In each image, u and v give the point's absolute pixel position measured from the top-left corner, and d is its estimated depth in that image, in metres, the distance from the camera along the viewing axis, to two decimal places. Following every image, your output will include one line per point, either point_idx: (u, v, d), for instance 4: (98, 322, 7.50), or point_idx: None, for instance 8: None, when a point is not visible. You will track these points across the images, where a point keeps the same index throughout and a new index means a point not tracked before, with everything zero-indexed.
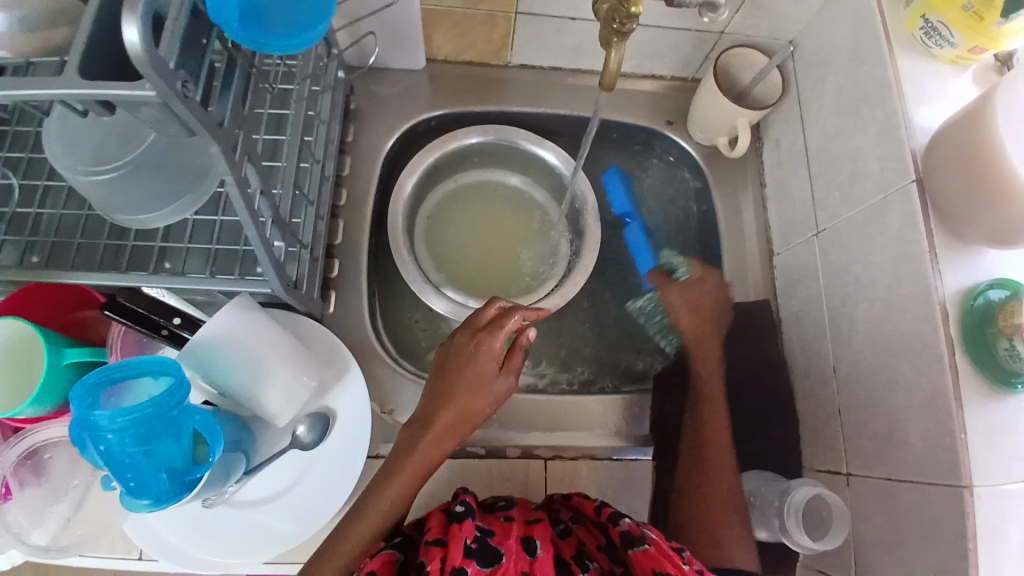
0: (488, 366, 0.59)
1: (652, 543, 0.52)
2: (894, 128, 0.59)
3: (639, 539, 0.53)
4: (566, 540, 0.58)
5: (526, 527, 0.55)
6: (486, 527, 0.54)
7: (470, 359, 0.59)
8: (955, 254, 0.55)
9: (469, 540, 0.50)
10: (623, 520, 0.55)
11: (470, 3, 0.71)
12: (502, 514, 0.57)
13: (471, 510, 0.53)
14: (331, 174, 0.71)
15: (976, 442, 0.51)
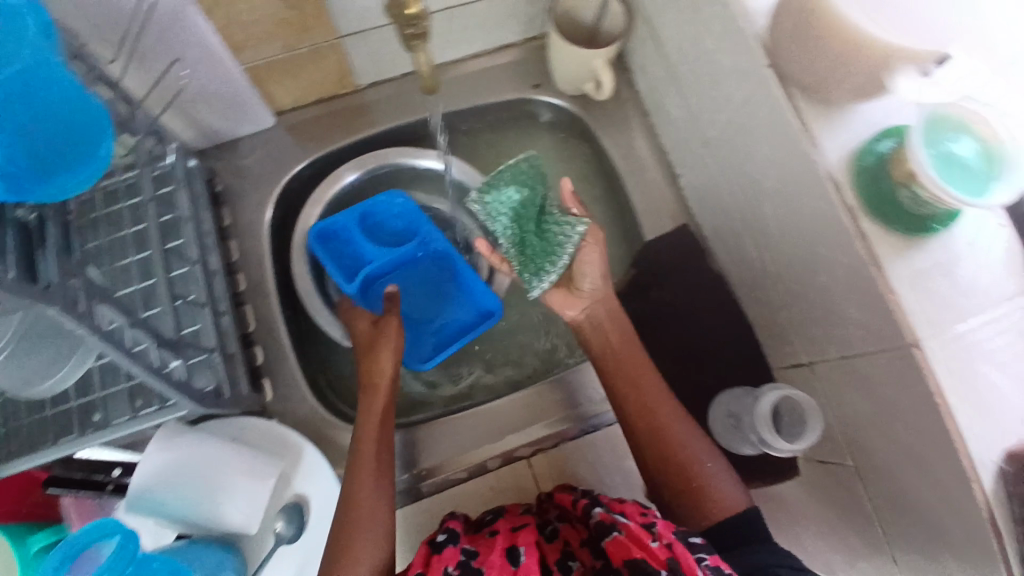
0: (388, 356, 0.66)
1: (623, 527, 0.53)
2: (734, 18, 0.57)
3: (612, 527, 0.54)
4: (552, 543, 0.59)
5: (511, 537, 0.57)
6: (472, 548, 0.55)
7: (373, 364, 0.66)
8: (831, 122, 0.54)
9: (449, 567, 0.51)
10: (595, 511, 0.57)
11: (289, 45, 0.67)
12: (488, 531, 0.59)
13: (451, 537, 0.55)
14: (218, 267, 0.69)
15: (910, 297, 0.50)
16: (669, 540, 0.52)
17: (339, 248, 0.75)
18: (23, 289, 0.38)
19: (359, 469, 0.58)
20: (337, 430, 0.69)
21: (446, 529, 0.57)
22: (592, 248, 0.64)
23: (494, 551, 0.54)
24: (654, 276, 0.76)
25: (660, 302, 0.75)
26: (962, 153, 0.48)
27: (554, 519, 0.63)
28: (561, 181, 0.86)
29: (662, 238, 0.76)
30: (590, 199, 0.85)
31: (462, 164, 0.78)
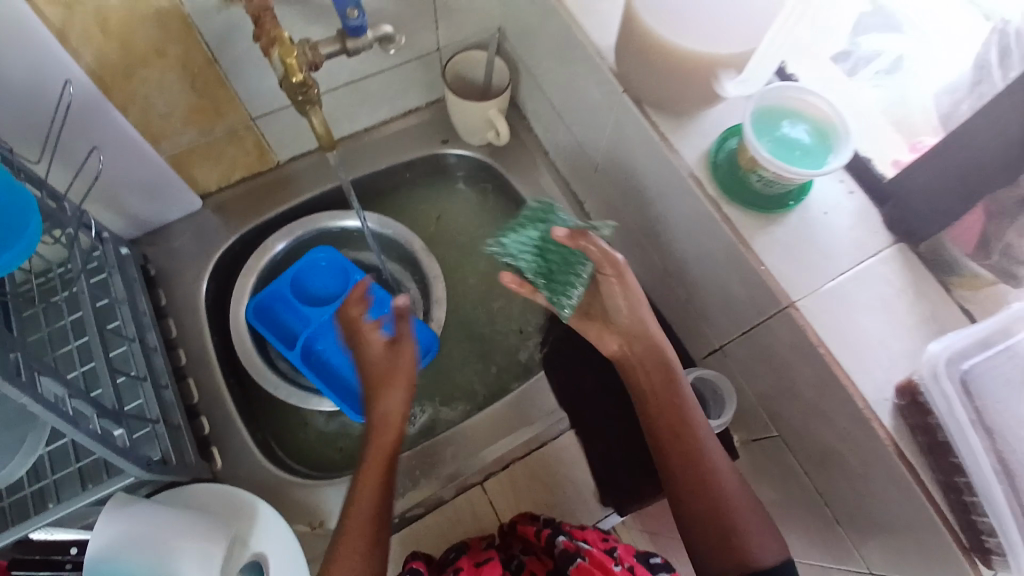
0: (393, 404, 0.59)
1: (586, 555, 0.56)
2: (590, 56, 0.66)
3: (575, 555, 0.57)
4: None
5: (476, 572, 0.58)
6: None
7: (381, 408, 0.59)
8: (685, 130, 0.62)
9: None
10: (558, 540, 0.59)
11: (205, 131, 0.73)
12: (452, 569, 0.60)
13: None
14: (157, 344, 0.71)
15: (780, 266, 0.58)
16: (629, 564, 0.57)
17: (277, 314, 0.79)
18: None
19: (351, 533, 0.55)
20: (292, 485, 0.70)
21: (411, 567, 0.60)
22: (614, 283, 0.61)
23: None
24: None
25: None
26: (797, 136, 0.57)
27: (518, 553, 0.65)
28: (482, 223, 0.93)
29: None
30: None
31: (378, 217, 0.85)
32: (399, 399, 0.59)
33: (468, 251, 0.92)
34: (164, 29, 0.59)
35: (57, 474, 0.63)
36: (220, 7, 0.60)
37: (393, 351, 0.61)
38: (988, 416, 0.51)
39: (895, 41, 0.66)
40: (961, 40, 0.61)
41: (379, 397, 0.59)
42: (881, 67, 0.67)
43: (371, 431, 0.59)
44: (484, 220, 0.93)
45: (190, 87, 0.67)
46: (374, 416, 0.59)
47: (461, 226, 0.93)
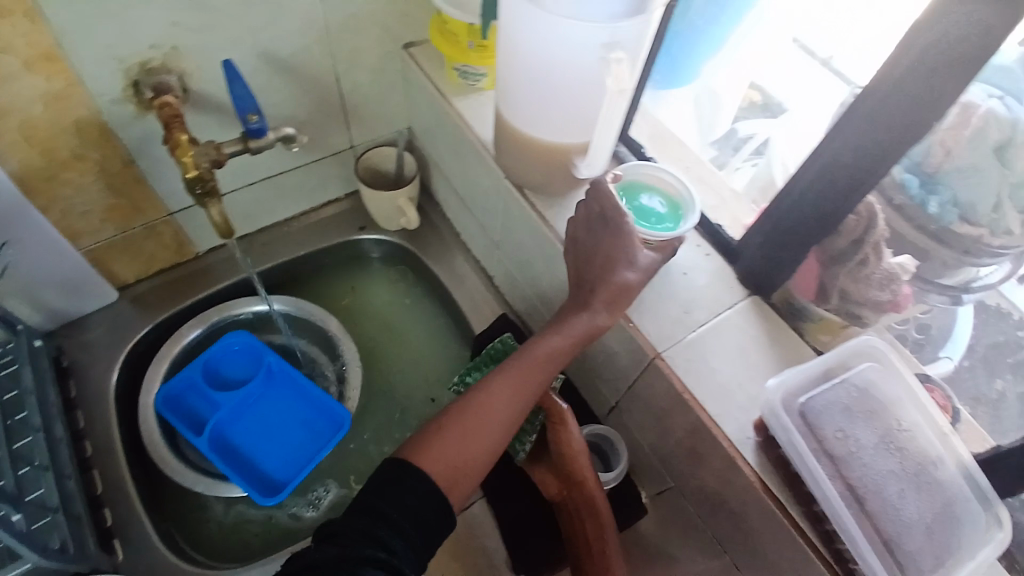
0: (568, 346, 0.60)
1: None
2: (477, 150, 0.76)
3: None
4: None
5: None
6: None
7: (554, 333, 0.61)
8: (558, 209, 0.72)
9: None
10: None
11: (124, 227, 0.78)
12: None
13: None
14: (63, 435, 0.72)
15: (645, 322, 0.65)
16: None
17: (189, 401, 0.81)
18: None
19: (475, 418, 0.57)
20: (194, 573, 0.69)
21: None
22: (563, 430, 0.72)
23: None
24: None
25: None
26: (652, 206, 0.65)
27: None
28: (401, 303, 0.98)
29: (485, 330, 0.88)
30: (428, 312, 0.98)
31: (287, 299, 0.90)
32: (566, 347, 0.60)
33: (387, 328, 0.96)
34: (83, 137, 0.67)
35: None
36: (136, 116, 0.68)
37: (544, 341, 0.61)
38: (828, 444, 0.57)
39: (767, 125, 0.74)
40: (824, 100, 0.65)
41: (558, 334, 0.61)
42: (753, 148, 0.76)
43: (540, 354, 0.60)
44: (402, 298, 0.98)
45: (109, 187, 0.73)
46: (547, 338, 0.61)
47: (381, 306, 0.98)
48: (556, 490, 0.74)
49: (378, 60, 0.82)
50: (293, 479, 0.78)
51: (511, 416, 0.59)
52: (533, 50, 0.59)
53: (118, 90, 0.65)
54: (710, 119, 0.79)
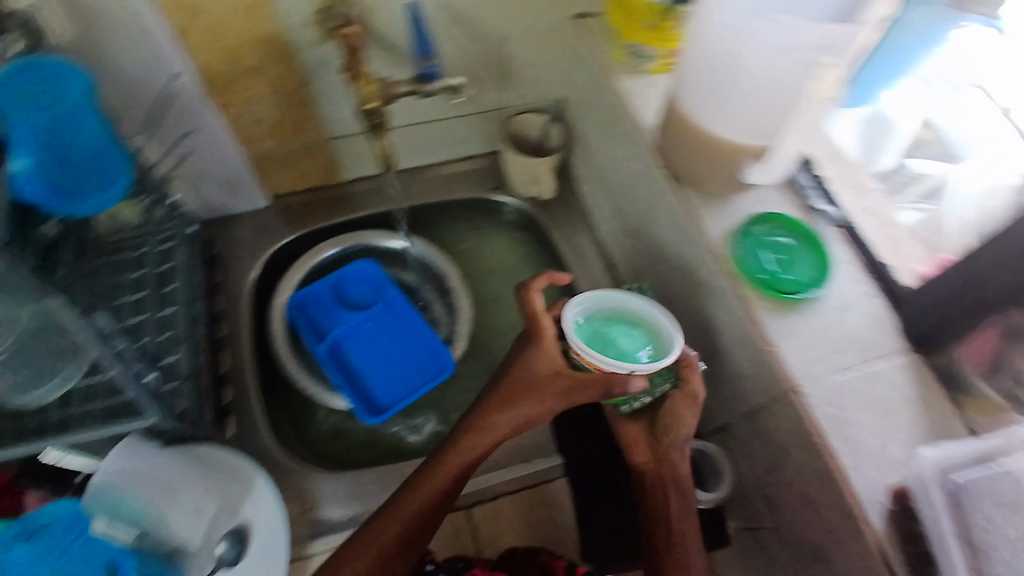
0: (542, 376, 0.63)
1: None
2: (636, 132, 0.73)
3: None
4: None
5: None
6: None
7: (521, 369, 0.64)
8: (716, 208, 0.67)
9: None
10: None
11: (287, 141, 0.83)
12: None
13: None
14: (202, 314, 0.77)
15: (787, 349, 0.60)
16: None
17: (312, 313, 0.85)
18: None
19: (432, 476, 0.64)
20: (290, 470, 0.73)
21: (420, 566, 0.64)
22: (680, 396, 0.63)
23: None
24: None
25: None
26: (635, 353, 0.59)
27: None
28: (518, 269, 0.97)
29: None
30: None
31: (423, 242, 0.92)
32: (546, 371, 0.63)
33: (498, 290, 0.96)
34: (268, 51, 0.69)
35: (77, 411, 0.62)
36: (314, 42, 0.71)
37: (546, 356, 0.63)
38: (975, 532, 0.50)
39: (944, 168, 0.65)
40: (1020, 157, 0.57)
41: (524, 365, 0.64)
42: (918, 193, 0.67)
43: (519, 393, 0.64)
44: (518, 265, 0.97)
45: (278, 104, 0.76)
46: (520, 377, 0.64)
47: (496, 266, 0.97)
48: (644, 459, 0.66)
49: (548, 26, 0.80)
50: (396, 405, 0.81)
51: (465, 462, 0.65)
52: (732, 37, 0.55)
53: (305, 14, 0.67)
54: (876, 142, 0.71)
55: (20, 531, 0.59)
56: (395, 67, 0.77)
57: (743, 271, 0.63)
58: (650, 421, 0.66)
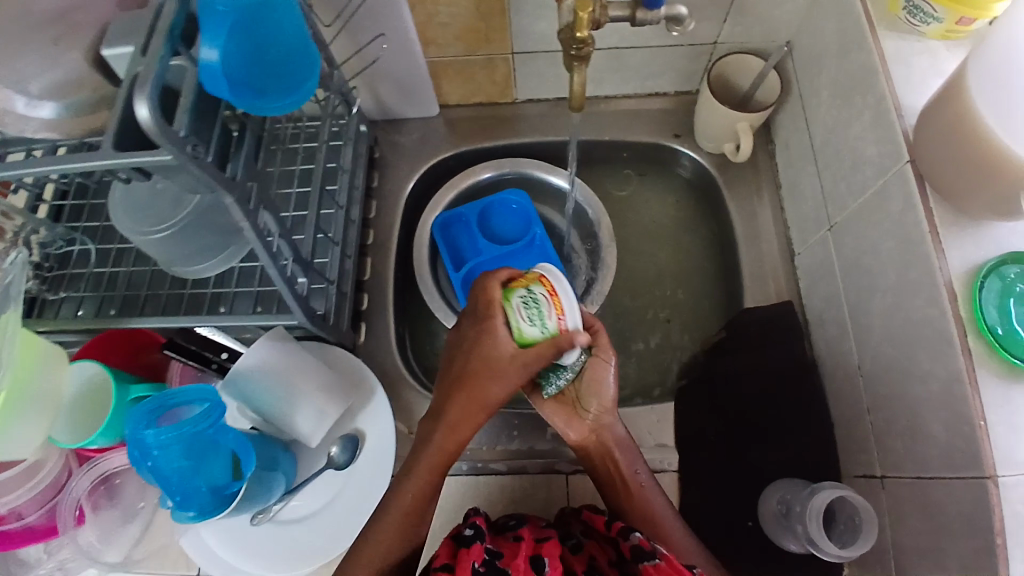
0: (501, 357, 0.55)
1: (663, 557, 0.51)
2: (883, 111, 0.58)
3: (649, 554, 0.52)
4: (577, 556, 0.57)
5: (535, 545, 0.54)
6: (496, 548, 0.53)
7: (485, 348, 0.56)
8: (960, 231, 0.53)
9: (477, 563, 0.50)
10: (633, 534, 0.55)
11: (469, 50, 0.77)
12: (512, 535, 0.57)
13: (480, 533, 0.53)
14: (357, 218, 0.78)
15: (1001, 428, 0.48)
16: None
17: (456, 235, 0.84)
18: (215, 174, 0.48)
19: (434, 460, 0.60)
20: (406, 387, 0.75)
21: (472, 524, 0.55)
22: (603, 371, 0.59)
23: (516, 556, 0.52)
24: (740, 341, 0.75)
25: (736, 370, 0.74)
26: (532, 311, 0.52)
27: (577, 534, 0.61)
28: (673, 231, 0.88)
29: (759, 309, 0.75)
30: (699, 255, 0.86)
31: (584, 188, 0.83)
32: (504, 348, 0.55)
33: (648, 253, 0.88)
34: None
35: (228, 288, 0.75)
36: None
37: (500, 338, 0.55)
38: None
39: None
40: None
41: (483, 345, 0.56)
42: None
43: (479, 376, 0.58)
44: (676, 230, 0.88)
45: (476, 10, 0.70)
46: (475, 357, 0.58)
47: (650, 226, 0.89)
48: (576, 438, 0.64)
49: None
50: None
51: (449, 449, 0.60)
52: None
53: None
54: None
55: (158, 408, 0.56)
56: None
57: (976, 312, 0.50)
58: (574, 393, 0.62)
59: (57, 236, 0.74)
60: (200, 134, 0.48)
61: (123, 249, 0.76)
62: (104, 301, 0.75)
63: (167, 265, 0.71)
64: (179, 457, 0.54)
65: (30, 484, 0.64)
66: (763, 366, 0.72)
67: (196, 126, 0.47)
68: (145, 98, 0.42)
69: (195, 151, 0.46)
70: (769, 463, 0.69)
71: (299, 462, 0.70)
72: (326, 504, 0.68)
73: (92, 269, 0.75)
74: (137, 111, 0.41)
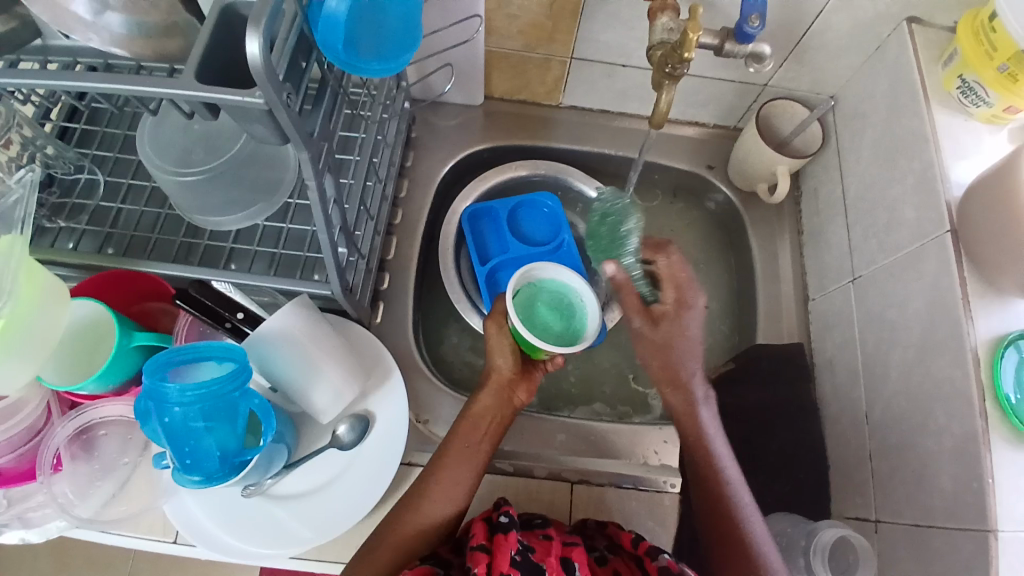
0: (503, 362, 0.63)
1: None
2: (929, 178, 0.62)
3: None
4: (601, 568, 0.57)
5: (565, 548, 0.55)
6: (528, 543, 0.54)
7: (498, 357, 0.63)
8: (989, 302, 0.57)
9: (514, 552, 0.51)
10: (662, 555, 0.55)
11: (530, 47, 0.76)
12: (540, 531, 0.57)
13: (515, 522, 0.55)
14: (390, 194, 0.76)
15: (1005, 486, 0.52)
16: None
17: (484, 228, 0.83)
18: (299, 128, 0.45)
19: (457, 450, 0.62)
20: (419, 375, 0.74)
21: (506, 512, 0.56)
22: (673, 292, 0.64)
23: (547, 554, 0.53)
24: (748, 374, 0.77)
25: (741, 401, 0.76)
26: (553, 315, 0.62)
27: (603, 548, 0.60)
28: (690, 256, 0.90)
29: (771, 345, 0.78)
30: (714, 285, 0.89)
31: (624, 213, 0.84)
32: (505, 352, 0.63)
33: None
34: None
35: (244, 245, 0.71)
36: None
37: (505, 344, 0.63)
38: None
39: None
40: None
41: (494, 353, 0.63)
42: None
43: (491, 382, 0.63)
44: (693, 257, 0.90)
45: (548, 7, 0.69)
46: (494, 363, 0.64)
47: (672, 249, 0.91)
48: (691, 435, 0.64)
49: (876, 16, 0.67)
50: None
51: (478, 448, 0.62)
52: None
53: None
54: None
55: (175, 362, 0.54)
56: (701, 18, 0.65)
57: (996, 381, 0.54)
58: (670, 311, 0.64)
59: (65, 158, 0.70)
60: (291, 81, 0.45)
61: (134, 185, 0.72)
62: (105, 240, 0.70)
63: (185, 210, 0.66)
64: (198, 419, 0.51)
65: (7, 424, 0.61)
66: (769, 402, 0.75)
67: (288, 72, 0.45)
68: (258, 33, 0.39)
69: (288, 99, 0.43)
70: (768, 496, 0.72)
71: (301, 437, 0.68)
72: (325, 484, 0.66)
73: (97, 202, 0.71)
74: (246, 46, 0.39)
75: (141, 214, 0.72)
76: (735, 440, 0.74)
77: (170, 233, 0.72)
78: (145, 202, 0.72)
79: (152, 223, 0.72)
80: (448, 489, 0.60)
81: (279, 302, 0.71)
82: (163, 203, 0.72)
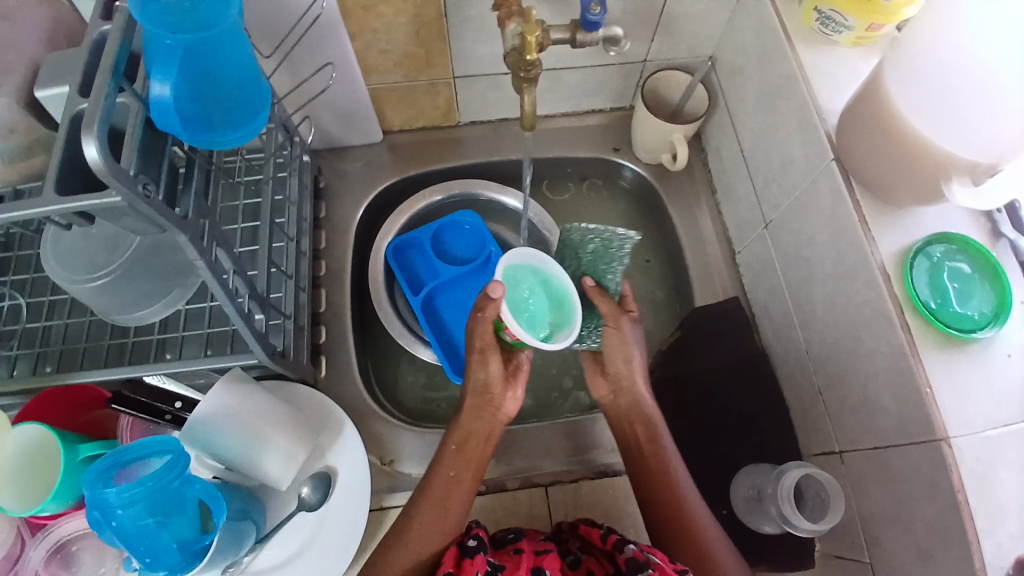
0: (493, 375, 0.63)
1: (657, 568, 0.52)
2: (806, 115, 0.64)
3: (644, 566, 0.53)
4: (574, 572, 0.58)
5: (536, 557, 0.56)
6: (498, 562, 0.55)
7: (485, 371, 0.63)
8: (887, 217, 0.58)
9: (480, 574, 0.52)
10: (628, 546, 0.55)
11: (411, 76, 0.78)
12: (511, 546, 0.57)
13: (483, 544, 0.55)
14: (307, 250, 0.76)
15: (944, 392, 0.53)
16: None
17: (411, 260, 0.84)
18: (168, 215, 0.45)
19: (443, 477, 0.61)
20: (375, 420, 0.74)
21: (475, 534, 0.56)
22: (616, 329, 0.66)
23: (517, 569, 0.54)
24: (695, 340, 0.78)
25: (695, 367, 0.77)
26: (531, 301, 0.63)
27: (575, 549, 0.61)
28: None
29: (709, 306, 0.79)
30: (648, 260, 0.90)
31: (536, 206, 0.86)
32: (491, 366, 0.63)
33: None
34: None
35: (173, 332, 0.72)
36: None
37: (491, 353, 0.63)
38: None
39: None
40: None
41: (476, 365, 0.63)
42: None
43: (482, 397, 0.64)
44: None
45: (416, 35, 0.71)
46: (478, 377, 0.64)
47: None
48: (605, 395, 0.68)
49: None
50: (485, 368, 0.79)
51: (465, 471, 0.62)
52: None
53: None
54: None
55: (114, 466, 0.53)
56: (557, 15, 0.67)
57: (910, 292, 0.55)
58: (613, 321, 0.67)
59: None
60: (148, 172, 0.46)
61: (56, 300, 0.72)
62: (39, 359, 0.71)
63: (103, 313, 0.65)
64: (146, 516, 0.50)
65: None
66: (720, 362, 0.76)
67: (143, 164, 0.45)
68: (93, 136, 0.39)
69: (146, 190, 0.43)
70: (737, 453, 0.72)
71: (267, 509, 0.67)
72: (299, 550, 0.65)
73: (25, 324, 0.71)
74: (85, 152, 0.39)
75: (68, 326, 0.72)
76: (695, 405, 0.75)
77: (100, 339, 0.72)
78: (68, 313, 0.72)
79: (80, 333, 0.72)
80: (438, 519, 0.59)
81: (218, 380, 0.72)
82: (87, 310, 0.72)
